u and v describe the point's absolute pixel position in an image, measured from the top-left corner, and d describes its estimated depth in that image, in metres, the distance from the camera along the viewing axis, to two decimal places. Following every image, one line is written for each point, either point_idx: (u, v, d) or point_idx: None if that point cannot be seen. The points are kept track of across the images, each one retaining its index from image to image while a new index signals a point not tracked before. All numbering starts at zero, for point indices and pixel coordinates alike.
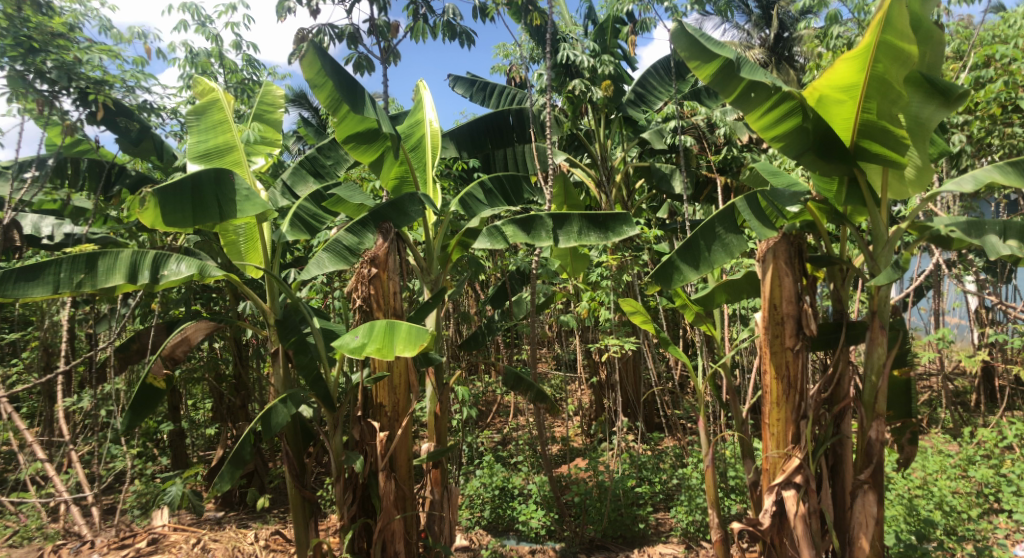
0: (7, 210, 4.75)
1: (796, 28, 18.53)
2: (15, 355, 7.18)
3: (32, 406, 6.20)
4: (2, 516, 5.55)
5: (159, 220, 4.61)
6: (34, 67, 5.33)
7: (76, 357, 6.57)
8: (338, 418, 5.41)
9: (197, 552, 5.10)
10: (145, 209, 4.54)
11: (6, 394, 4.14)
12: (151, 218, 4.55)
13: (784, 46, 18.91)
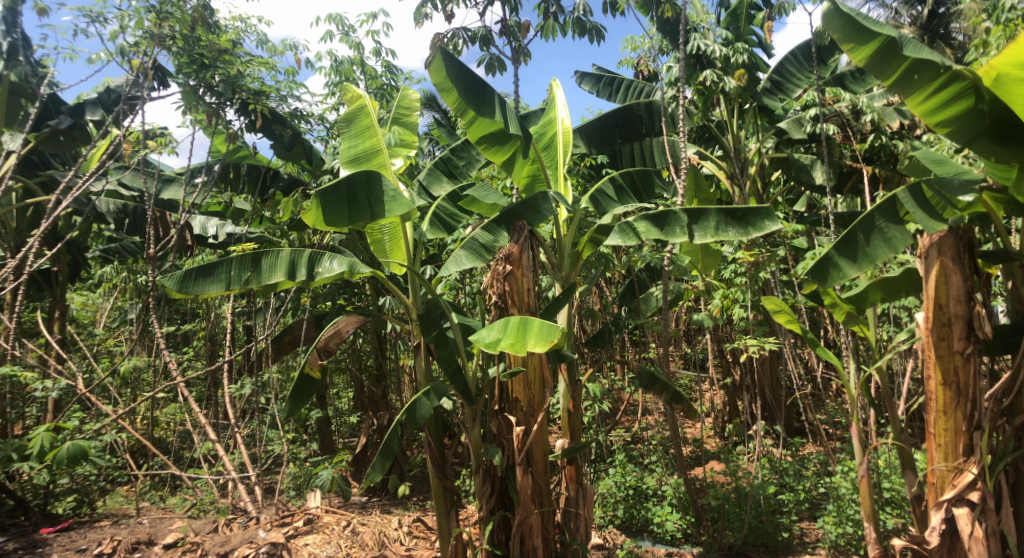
0: (184, 214, 5.24)
1: (954, 2, 17.34)
2: (188, 343, 7.95)
3: (203, 390, 6.82)
4: (180, 489, 6.15)
5: (321, 221, 4.91)
6: (204, 81, 5.86)
7: (238, 347, 7.17)
8: (477, 411, 5.57)
9: (348, 534, 5.43)
10: (309, 210, 4.85)
11: (191, 381, 4.59)
12: (315, 218, 4.86)
13: (940, 22, 17.90)
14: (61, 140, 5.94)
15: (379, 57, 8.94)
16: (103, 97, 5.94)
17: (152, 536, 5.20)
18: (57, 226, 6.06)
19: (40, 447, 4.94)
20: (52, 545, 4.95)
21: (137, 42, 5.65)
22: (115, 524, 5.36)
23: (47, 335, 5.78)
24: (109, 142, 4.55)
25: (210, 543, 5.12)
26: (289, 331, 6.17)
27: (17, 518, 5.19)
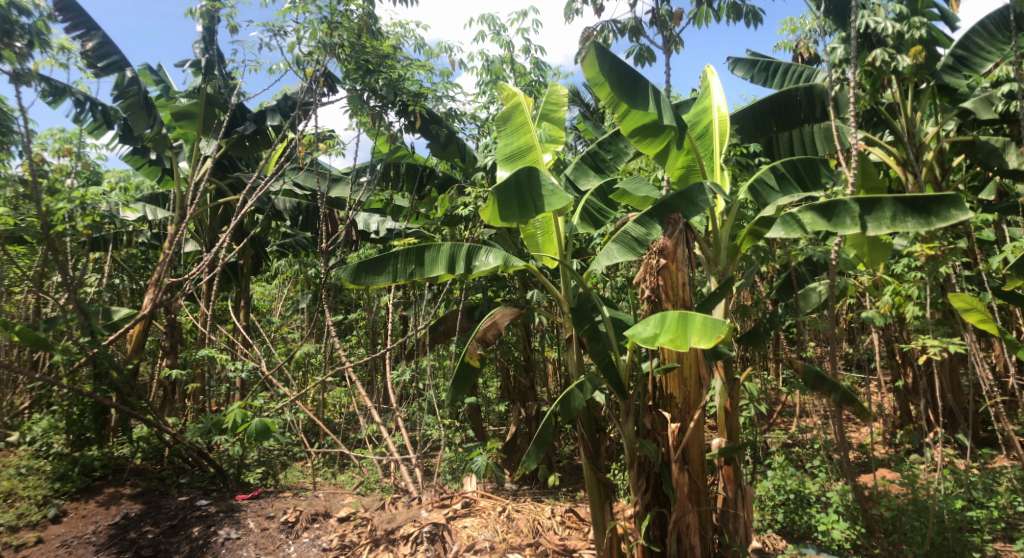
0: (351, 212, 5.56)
1: None
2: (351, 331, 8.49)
3: (366, 376, 7.27)
4: (349, 466, 6.59)
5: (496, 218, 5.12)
6: (369, 86, 6.22)
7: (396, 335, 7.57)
8: (632, 406, 5.56)
9: (504, 520, 5.59)
10: (486, 208, 5.08)
11: (370, 367, 4.93)
12: (489, 215, 5.07)
13: None
14: (246, 145, 6.53)
15: (528, 54, 9.08)
16: (281, 104, 6.44)
17: (328, 509, 5.64)
18: (243, 223, 6.70)
19: (234, 422, 5.47)
20: (246, 510, 5.48)
21: (311, 51, 6.09)
22: (296, 496, 5.84)
23: (236, 321, 6.41)
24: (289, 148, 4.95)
25: (378, 519, 5.48)
26: (445, 321, 6.45)
27: (216, 484, 5.81)
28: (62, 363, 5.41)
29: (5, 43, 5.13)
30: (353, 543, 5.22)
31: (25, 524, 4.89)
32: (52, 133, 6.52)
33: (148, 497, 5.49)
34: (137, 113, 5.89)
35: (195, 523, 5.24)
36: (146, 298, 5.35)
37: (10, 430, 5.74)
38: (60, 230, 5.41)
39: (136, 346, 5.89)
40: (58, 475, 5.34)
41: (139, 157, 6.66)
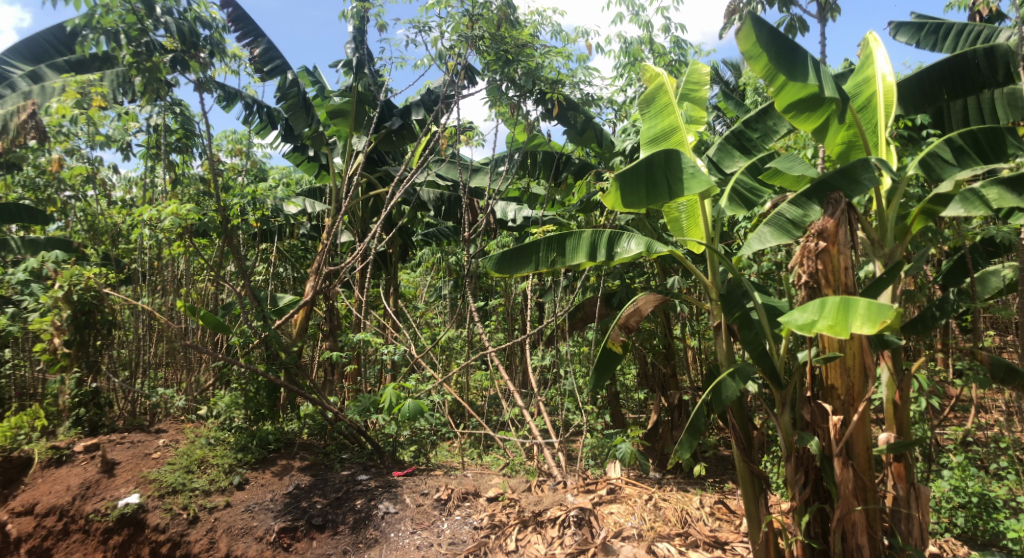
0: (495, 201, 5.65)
1: None
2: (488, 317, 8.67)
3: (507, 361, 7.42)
4: (494, 448, 6.77)
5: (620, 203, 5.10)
6: (508, 76, 6.26)
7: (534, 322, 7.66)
8: (788, 397, 5.30)
9: (651, 508, 5.53)
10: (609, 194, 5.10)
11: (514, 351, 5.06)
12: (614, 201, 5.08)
13: None
14: (393, 139, 6.83)
15: (666, 33, 8.82)
16: (424, 98, 6.67)
17: (477, 489, 5.82)
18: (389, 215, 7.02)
19: (390, 402, 5.75)
20: (403, 486, 5.77)
21: (453, 45, 6.30)
22: (447, 474, 6.06)
23: (386, 308, 6.75)
24: (432, 141, 5.19)
25: (526, 501, 5.58)
26: (583, 308, 6.48)
27: (374, 460, 6.14)
28: (240, 345, 5.93)
29: (192, 55, 5.67)
30: (503, 523, 5.35)
31: (215, 489, 5.43)
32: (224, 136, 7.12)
33: (315, 469, 5.90)
34: (297, 112, 6.31)
35: (358, 496, 5.58)
36: (309, 285, 5.74)
37: (200, 404, 6.38)
38: (236, 224, 5.93)
39: (301, 330, 6.36)
40: (240, 447, 5.86)
41: (299, 155, 7.17)
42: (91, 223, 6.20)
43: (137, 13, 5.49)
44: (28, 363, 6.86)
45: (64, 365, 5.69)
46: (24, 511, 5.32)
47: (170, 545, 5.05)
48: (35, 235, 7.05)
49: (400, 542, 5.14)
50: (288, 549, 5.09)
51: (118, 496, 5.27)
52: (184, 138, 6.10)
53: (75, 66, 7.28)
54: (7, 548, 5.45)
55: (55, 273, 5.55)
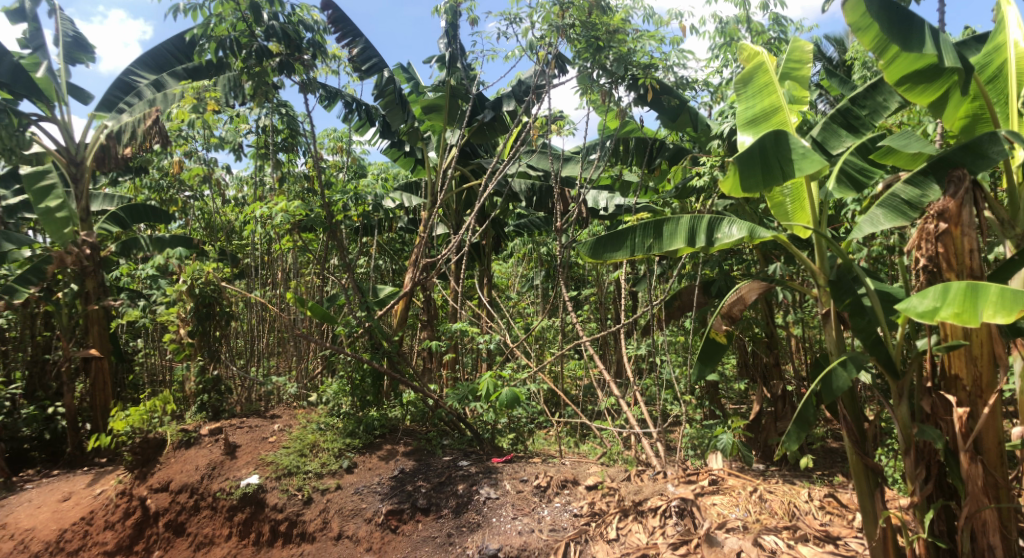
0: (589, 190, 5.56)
1: None
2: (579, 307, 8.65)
3: (602, 351, 7.40)
4: (590, 437, 6.78)
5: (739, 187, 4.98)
6: (599, 63, 6.16)
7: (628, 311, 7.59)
8: (906, 388, 4.98)
9: (756, 500, 5.39)
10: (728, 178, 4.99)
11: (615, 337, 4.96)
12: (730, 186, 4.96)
13: None
14: (485, 131, 6.93)
15: (763, 10, 8.45)
16: (515, 90, 6.70)
17: (576, 477, 5.84)
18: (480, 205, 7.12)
19: (489, 390, 5.84)
20: (503, 473, 5.86)
21: (544, 35, 6.24)
22: (545, 462, 6.10)
23: (479, 298, 6.84)
24: (525, 132, 5.19)
25: (625, 490, 5.55)
26: (680, 296, 6.36)
27: (474, 446, 6.26)
28: (346, 334, 6.18)
29: (297, 57, 5.90)
30: (603, 511, 5.35)
31: (327, 472, 5.69)
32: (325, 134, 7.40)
33: (418, 455, 6.07)
34: (394, 108, 6.50)
35: (460, 481, 5.71)
36: (407, 276, 5.89)
37: (310, 391, 6.74)
38: (339, 219, 6.17)
39: (402, 319, 6.56)
40: (348, 432, 6.13)
41: (396, 150, 7.38)
42: (208, 221, 6.75)
43: (247, 20, 5.75)
44: (157, 351, 7.43)
45: (189, 353, 6.12)
46: (160, 488, 5.74)
47: (287, 524, 5.36)
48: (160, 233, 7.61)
49: (502, 527, 5.20)
50: (395, 530, 5.29)
51: (240, 476, 5.63)
52: (289, 137, 6.38)
53: (192, 73, 7.74)
54: (146, 522, 5.73)
55: (179, 268, 5.94)
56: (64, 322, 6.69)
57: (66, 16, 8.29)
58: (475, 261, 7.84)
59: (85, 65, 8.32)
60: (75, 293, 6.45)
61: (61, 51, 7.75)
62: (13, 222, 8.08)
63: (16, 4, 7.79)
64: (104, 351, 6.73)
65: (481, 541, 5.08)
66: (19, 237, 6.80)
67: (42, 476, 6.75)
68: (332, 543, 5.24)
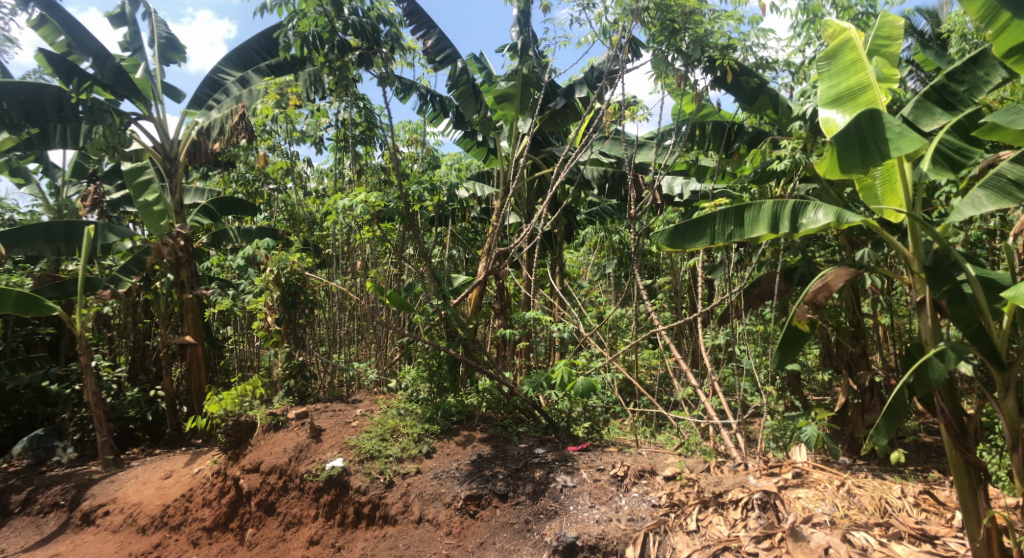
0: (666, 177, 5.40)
1: None
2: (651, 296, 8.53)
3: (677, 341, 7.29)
4: (667, 427, 6.69)
5: (835, 169, 4.78)
6: (675, 45, 5.98)
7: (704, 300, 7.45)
8: (1013, 380, 4.68)
9: (845, 495, 5.15)
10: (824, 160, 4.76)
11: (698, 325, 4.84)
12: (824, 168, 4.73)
13: None
14: (557, 119, 6.93)
15: None
16: (589, 76, 6.69)
17: (654, 467, 5.79)
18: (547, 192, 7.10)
19: (563, 378, 5.80)
20: (579, 461, 5.84)
21: (618, 19, 6.14)
22: (621, 451, 6.06)
23: (548, 286, 6.83)
24: (597, 119, 5.14)
25: (705, 481, 5.45)
26: (760, 284, 6.18)
27: (550, 434, 6.27)
28: (422, 322, 6.29)
29: (375, 50, 6.05)
30: (682, 502, 5.28)
31: (407, 456, 5.83)
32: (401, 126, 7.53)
33: (495, 441, 6.13)
34: (467, 99, 6.60)
35: (537, 468, 5.74)
36: (481, 265, 5.95)
37: (389, 377, 6.90)
38: (415, 209, 6.29)
39: (476, 308, 6.62)
40: (427, 417, 6.26)
41: (469, 141, 7.45)
42: (291, 213, 7.08)
43: (328, 15, 5.88)
44: (245, 338, 7.81)
45: (276, 340, 6.42)
46: (251, 468, 6.01)
47: (370, 506, 5.53)
48: (245, 226, 7.98)
49: (580, 515, 5.22)
50: (474, 515, 5.36)
51: (325, 459, 5.84)
52: (366, 130, 6.52)
53: (273, 69, 8.01)
54: (239, 501, 5.99)
55: (266, 258, 6.16)
56: (162, 310, 7.06)
57: (161, 20, 8.72)
58: (547, 250, 7.86)
59: (178, 66, 8.71)
60: (170, 283, 6.83)
61: (157, 53, 8.15)
62: (116, 216, 8.70)
63: (117, 9, 8.25)
64: (197, 338, 7.12)
65: (559, 528, 5.11)
66: (123, 229, 7.32)
67: (147, 456, 7.26)
68: (414, 526, 5.37)
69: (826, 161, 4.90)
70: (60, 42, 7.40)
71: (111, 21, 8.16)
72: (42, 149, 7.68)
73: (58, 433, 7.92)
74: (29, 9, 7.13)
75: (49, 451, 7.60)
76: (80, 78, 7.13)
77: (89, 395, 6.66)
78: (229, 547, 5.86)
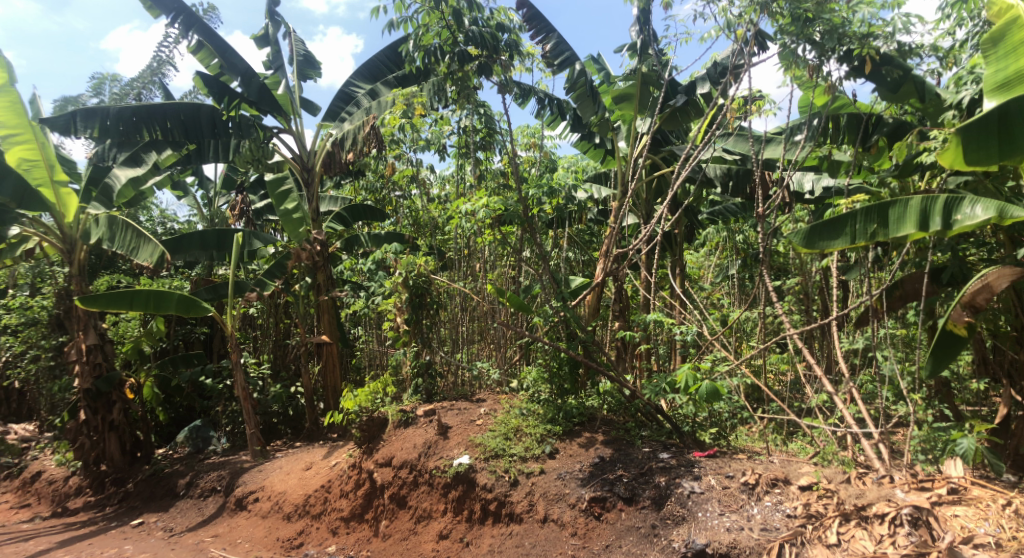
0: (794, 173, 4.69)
1: None
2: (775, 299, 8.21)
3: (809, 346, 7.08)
4: (799, 436, 6.40)
5: (962, 160, 4.64)
6: (806, 36, 5.59)
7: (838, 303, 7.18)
8: None
9: (1012, 515, 4.31)
10: (948, 150, 4.66)
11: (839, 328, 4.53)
12: (956, 158, 4.67)
13: None
14: (677, 116, 6.85)
15: None
16: (711, 72, 6.86)
17: (787, 476, 5.30)
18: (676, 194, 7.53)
19: (688, 383, 5.59)
20: (705, 467, 5.56)
21: (743, 11, 5.72)
22: (751, 459, 5.80)
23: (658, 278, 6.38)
24: (721, 115, 4.83)
25: (845, 493, 4.92)
26: (903, 285, 5.80)
27: (674, 439, 6.10)
28: (543, 324, 6.34)
29: (495, 58, 6.09)
30: (820, 514, 4.78)
31: (531, 456, 5.90)
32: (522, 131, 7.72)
33: (617, 445, 6.04)
34: (586, 101, 6.69)
35: (661, 473, 5.53)
36: (599, 267, 5.95)
37: (511, 378, 7.04)
38: (535, 212, 6.40)
39: (594, 310, 6.58)
40: (549, 418, 6.31)
41: (587, 143, 7.69)
42: (415, 219, 7.47)
43: (451, 28, 6.01)
44: (374, 338, 8.24)
45: (405, 340, 6.73)
46: (384, 462, 6.29)
47: (497, 504, 5.63)
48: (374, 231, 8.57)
49: (709, 522, 4.98)
50: (599, 518, 5.33)
51: (453, 456, 6.03)
52: (487, 136, 6.68)
53: (400, 80, 8.44)
54: (373, 494, 6.27)
55: (396, 262, 6.53)
56: (301, 311, 7.74)
57: (299, 39, 9.35)
58: (667, 252, 7.85)
59: (314, 81, 9.30)
60: (309, 285, 7.39)
61: (296, 70, 8.73)
62: (260, 224, 9.59)
63: (262, 32, 8.99)
64: (332, 337, 7.60)
65: (688, 535, 4.93)
66: (265, 236, 7.97)
67: (292, 447, 7.88)
68: (539, 525, 5.41)
69: (949, 151, 4.67)
70: (213, 65, 8.18)
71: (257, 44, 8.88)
72: (199, 164, 8.42)
73: (213, 423, 8.80)
74: (189, 36, 7.89)
75: (205, 440, 8.44)
76: (229, 97, 7.70)
77: (240, 389, 7.30)
78: (365, 537, 6.14)
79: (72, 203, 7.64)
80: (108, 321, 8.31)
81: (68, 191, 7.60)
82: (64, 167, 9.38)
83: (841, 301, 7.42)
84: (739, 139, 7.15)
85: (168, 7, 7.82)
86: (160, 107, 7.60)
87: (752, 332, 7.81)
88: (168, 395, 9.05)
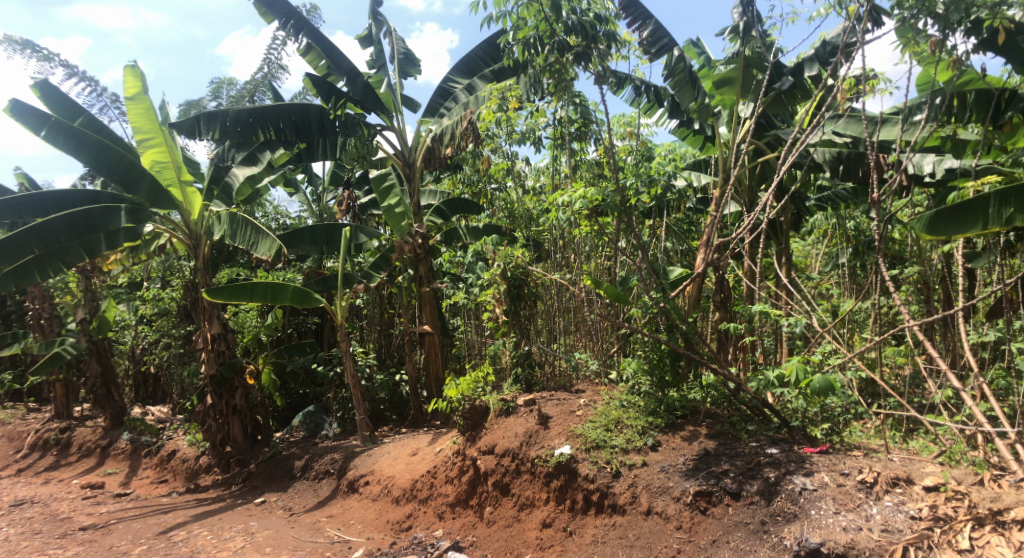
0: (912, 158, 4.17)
1: None
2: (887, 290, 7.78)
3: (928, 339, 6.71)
4: (922, 433, 6.05)
5: None
6: (926, 7, 5.09)
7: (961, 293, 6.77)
8: None
9: None
10: None
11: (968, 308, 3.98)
12: None
13: None
14: (783, 99, 6.64)
15: None
16: (819, 52, 6.74)
17: (910, 475, 4.99)
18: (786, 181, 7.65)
19: (797, 376, 5.32)
20: (818, 463, 5.31)
21: None
22: (868, 456, 5.46)
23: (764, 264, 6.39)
24: (830, 92, 4.46)
25: (978, 496, 4.53)
26: None
27: (783, 435, 5.88)
28: (643, 316, 6.27)
29: (593, 47, 6.00)
30: (949, 517, 4.49)
31: (632, 448, 5.85)
32: (620, 120, 7.81)
33: (723, 438, 5.87)
34: (684, 86, 6.61)
35: (770, 468, 5.33)
36: (700, 257, 5.87)
37: (610, 369, 7.07)
38: (634, 203, 6.33)
39: (694, 301, 6.49)
40: (650, 411, 6.24)
41: (687, 130, 7.67)
42: (511, 211, 7.78)
43: (549, 20, 6.01)
44: (473, 328, 8.43)
45: (505, 330, 6.94)
46: (487, 450, 6.43)
47: (599, 495, 5.63)
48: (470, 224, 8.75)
49: (824, 520, 4.74)
50: (705, 512, 5.18)
51: (554, 445, 6.09)
52: (583, 126, 6.69)
53: (496, 75, 8.65)
54: (477, 481, 6.41)
55: (495, 254, 6.68)
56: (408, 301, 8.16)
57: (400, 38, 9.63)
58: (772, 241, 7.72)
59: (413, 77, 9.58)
60: (411, 278, 7.65)
61: (397, 68, 9.01)
62: (365, 219, 10.07)
63: (367, 32, 9.35)
64: (434, 328, 7.86)
65: (800, 532, 4.72)
66: (371, 230, 8.35)
67: (399, 433, 8.21)
68: (642, 517, 5.36)
69: None
70: (323, 65, 8.69)
71: (361, 44, 9.23)
72: (309, 162, 8.77)
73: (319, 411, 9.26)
74: (299, 40, 8.37)
75: (318, 425, 9.04)
76: (336, 97, 8.23)
77: (349, 377, 7.61)
78: (470, 522, 6.28)
79: (196, 201, 8.28)
80: (230, 312, 8.90)
81: (193, 190, 8.24)
82: (189, 167, 10.13)
83: (964, 291, 6.94)
84: (851, 120, 6.92)
85: (279, 12, 8.31)
86: (273, 109, 8.03)
87: (863, 324, 7.45)
88: (284, 382, 9.67)
